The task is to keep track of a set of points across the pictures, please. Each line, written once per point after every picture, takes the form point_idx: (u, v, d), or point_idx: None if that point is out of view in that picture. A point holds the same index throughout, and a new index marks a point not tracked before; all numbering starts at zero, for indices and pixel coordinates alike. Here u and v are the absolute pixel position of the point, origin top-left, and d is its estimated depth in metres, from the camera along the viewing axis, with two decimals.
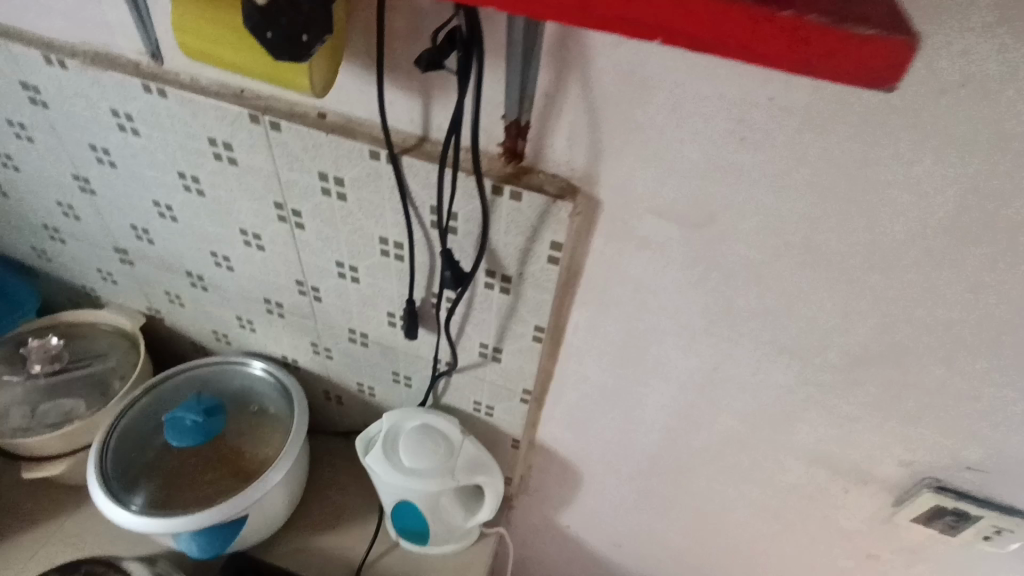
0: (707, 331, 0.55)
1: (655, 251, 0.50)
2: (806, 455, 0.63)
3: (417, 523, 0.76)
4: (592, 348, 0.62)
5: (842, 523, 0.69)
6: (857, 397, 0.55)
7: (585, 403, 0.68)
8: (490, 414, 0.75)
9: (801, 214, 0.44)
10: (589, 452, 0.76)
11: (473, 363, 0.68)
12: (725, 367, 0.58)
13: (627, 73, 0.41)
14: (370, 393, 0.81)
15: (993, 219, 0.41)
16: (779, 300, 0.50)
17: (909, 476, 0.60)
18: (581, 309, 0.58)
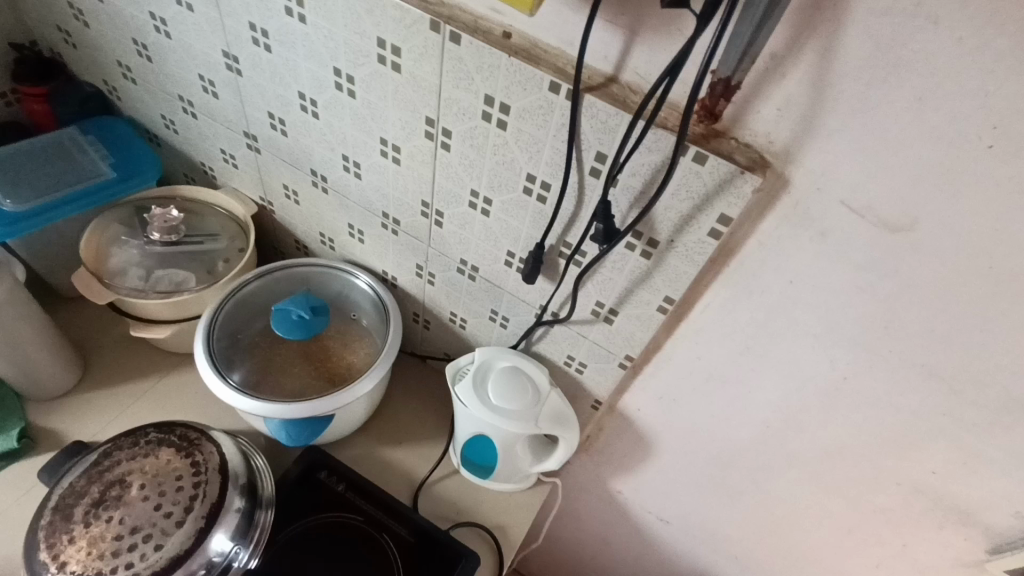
0: (853, 338, 0.52)
1: (829, 247, 0.47)
2: (909, 484, 0.61)
3: (488, 458, 0.77)
4: (715, 332, 0.59)
5: (918, 557, 0.67)
6: (990, 437, 0.52)
7: (685, 382, 0.67)
8: (580, 371, 0.74)
9: (1017, 238, 0.41)
10: (669, 428, 0.75)
11: (582, 319, 0.67)
12: (857, 379, 0.55)
13: (881, 49, 0.37)
14: (461, 326, 0.81)
15: None
16: (947, 324, 0.47)
17: (1017, 527, 0.57)
18: (719, 290, 0.56)
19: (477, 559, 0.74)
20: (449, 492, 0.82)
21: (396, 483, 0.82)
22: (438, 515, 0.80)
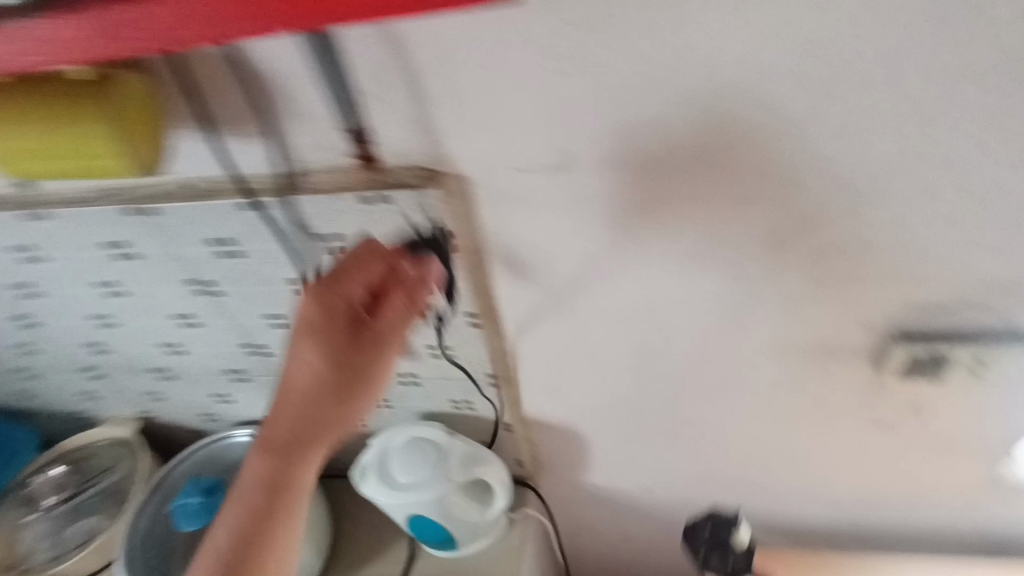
0: (619, 262, 0.55)
1: (536, 206, 0.51)
2: (772, 349, 0.62)
3: (437, 530, 0.76)
4: (528, 315, 0.62)
5: (833, 403, 0.68)
6: (787, 280, 0.54)
7: (548, 366, 0.69)
8: (471, 408, 0.75)
9: (644, 123, 0.44)
10: (576, 411, 0.76)
11: (433, 365, 0.69)
12: (656, 292, 0.57)
13: (430, 48, 0.42)
14: (360, 425, 0.82)
15: (818, 65, 0.40)
16: (666, 215, 0.50)
17: (872, 337, 0.58)
18: (501, 283, 0.58)
19: None
20: None
21: None
22: None
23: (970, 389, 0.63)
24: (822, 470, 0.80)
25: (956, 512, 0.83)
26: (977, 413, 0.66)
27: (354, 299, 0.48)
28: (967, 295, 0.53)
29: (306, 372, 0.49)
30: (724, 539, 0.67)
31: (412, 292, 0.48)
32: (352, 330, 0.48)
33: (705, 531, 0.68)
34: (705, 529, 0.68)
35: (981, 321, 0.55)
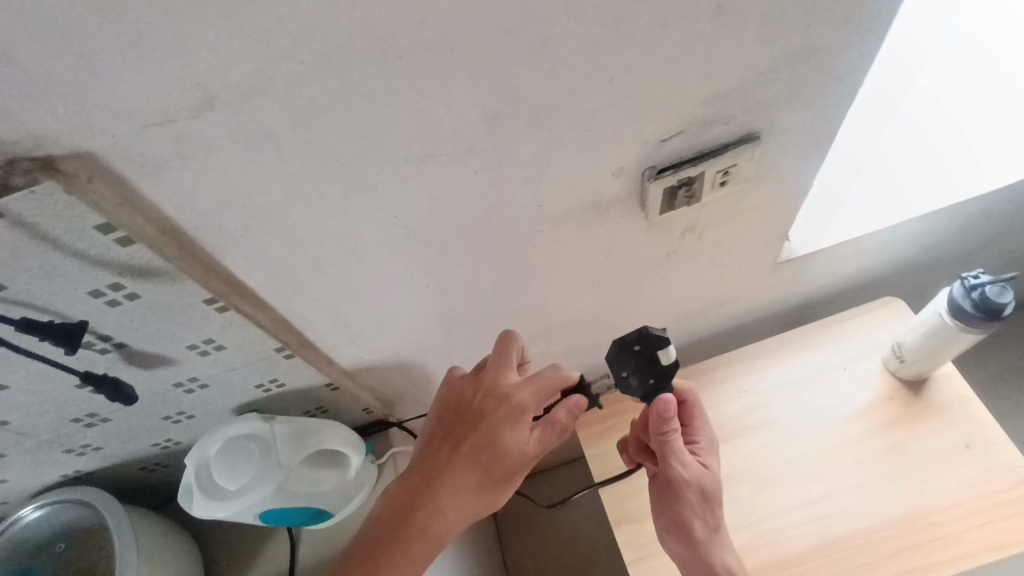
0: (344, 191, 0.47)
1: (205, 161, 0.41)
2: (548, 223, 0.60)
3: (296, 515, 0.74)
4: (281, 276, 0.54)
5: (626, 249, 0.69)
6: (528, 154, 0.50)
7: (338, 316, 0.62)
8: (282, 384, 0.69)
9: (268, 28, 0.35)
10: (394, 344, 0.71)
11: (208, 362, 0.60)
12: (403, 209, 0.51)
13: None
14: (176, 443, 0.73)
15: None
16: (362, 125, 0.42)
17: (631, 181, 0.57)
18: (228, 254, 0.50)
19: None
20: (321, 550, 0.80)
21: None
22: None
23: (736, 194, 0.65)
24: (644, 306, 0.83)
25: (756, 296, 0.93)
26: (750, 213, 0.70)
27: (517, 394, 0.65)
28: (698, 115, 0.52)
29: (466, 487, 0.63)
30: (653, 355, 0.62)
31: (542, 386, 0.66)
32: (500, 419, 0.64)
33: (637, 344, 0.63)
34: (630, 349, 0.63)
35: (717, 135, 0.55)
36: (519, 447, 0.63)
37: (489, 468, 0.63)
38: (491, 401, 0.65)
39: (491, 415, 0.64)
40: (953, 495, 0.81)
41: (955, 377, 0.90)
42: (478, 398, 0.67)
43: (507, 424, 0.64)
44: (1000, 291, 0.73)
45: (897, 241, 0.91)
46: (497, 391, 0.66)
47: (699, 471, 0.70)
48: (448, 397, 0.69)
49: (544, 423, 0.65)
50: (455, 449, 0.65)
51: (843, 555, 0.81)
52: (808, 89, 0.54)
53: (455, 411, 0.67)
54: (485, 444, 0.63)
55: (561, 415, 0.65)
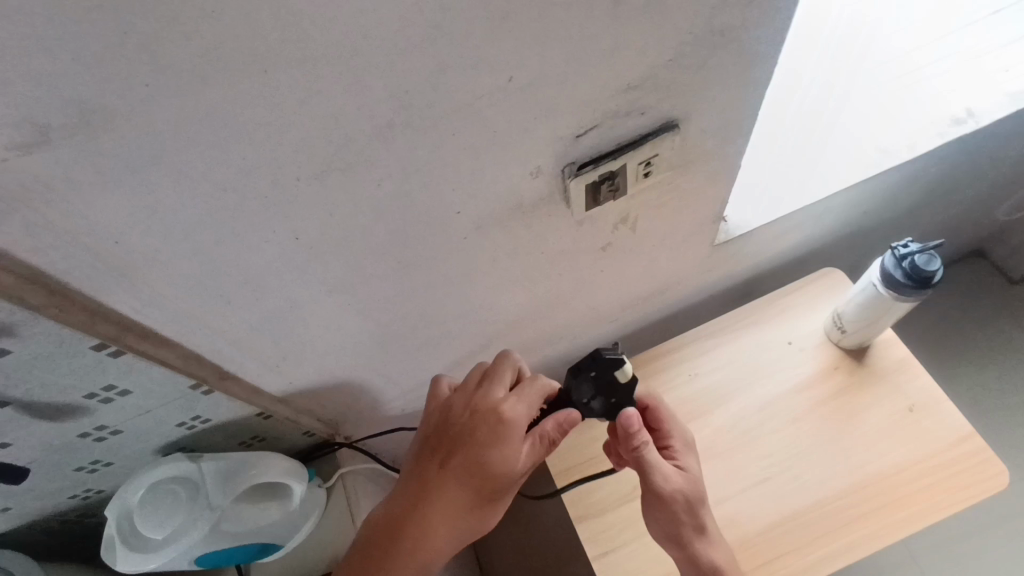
0: (233, 217, 0.43)
1: (59, 202, 0.37)
2: (470, 229, 0.57)
3: (236, 554, 0.70)
4: (180, 313, 0.50)
5: (559, 245, 0.66)
6: (435, 162, 0.47)
7: (256, 345, 0.58)
8: (205, 419, 0.64)
9: (94, 51, 0.30)
10: (324, 365, 0.68)
11: (115, 408, 0.56)
12: (306, 229, 0.47)
13: None
14: (98, 492, 0.68)
15: None
16: (238, 147, 0.38)
17: (551, 178, 0.55)
18: (112, 297, 0.45)
19: None
20: None
21: None
22: None
23: (664, 182, 0.63)
24: (586, 299, 0.81)
25: (700, 278, 0.93)
26: (682, 197, 0.68)
27: (505, 409, 0.63)
28: (611, 106, 0.49)
29: (454, 507, 0.63)
30: (610, 378, 0.65)
31: (530, 400, 0.65)
32: (487, 437, 0.62)
33: (593, 370, 0.65)
34: (586, 376, 0.65)
35: (635, 125, 0.53)
36: (507, 465, 0.62)
37: (479, 486, 0.63)
38: (478, 418, 0.64)
39: (478, 433, 0.63)
40: (903, 459, 0.83)
41: (896, 341, 0.91)
42: (465, 415, 0.65)
43: (494, 442, 0.62)
44: (929, 258, 0.73)
45: (833, 211, 0.91)
46: (483, 407, 0.64)
47: (682, 478, 0.70)
48: (438, 412, 0.67)
49: (533, 437, 0.64)
50: (442, 467, 0.64)
51: (802, 526, 0.81)
52: (722, 70, 0.52)
53: (444, 427, 0.66)
54: (472, 463, 0.62)
55: (550, 427, 0.65)
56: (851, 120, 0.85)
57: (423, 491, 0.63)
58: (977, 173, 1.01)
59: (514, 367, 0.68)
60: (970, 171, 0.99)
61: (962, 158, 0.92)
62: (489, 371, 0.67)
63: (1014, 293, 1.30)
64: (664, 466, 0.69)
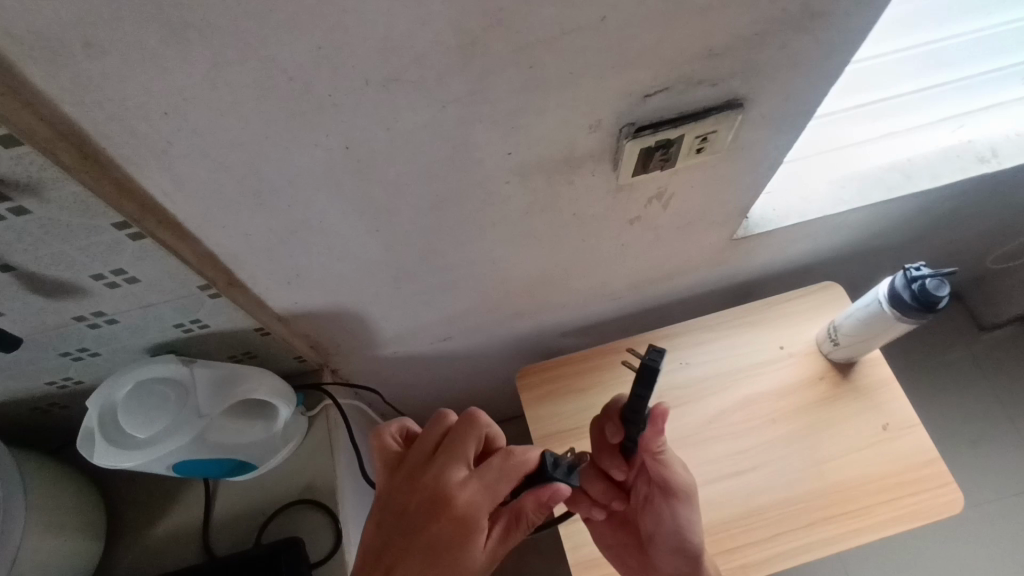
0: (290, 109, 0.41)
1: (119, 54, 0.34)
2: (514, 175, 0.55)
3: (213, 467, 0.69)
4: (207, 206, 0.47)
5: (590, 210, 0.65)
6: (504, 94, 0.45)
7: (273, 255, 0.56)
8: (204, 325, 0.62)
9: None
10: (333, 291, 0.66)
11: (118, 295, 0.53)
12: (357, 140, 0.45)
13: None
14: (77, 383, 0.65)
15: None
16: (318, 35, 0.36)
17: (607, 136, 0.54)
18: (144, 173, 0.42)
19: (297, 541, 0.69)
20: (241, 502, 0.75)
21: (186, 544, 0.73)
22: (244, 530, 0.74)
23: (707, 163, 0.63)
24: (598, 271, 0.81)
25: (707, 270, 0.93)
26: (717, 183, 0.68)
27: (467, 491, 0.55)
28: (687, 70, 0.48)
29: None
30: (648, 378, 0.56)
31: (495, 484, 0.56)
32: (455, 525, 0.54)
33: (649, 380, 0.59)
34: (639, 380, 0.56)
35: (702, 96, 0.52)
36: (471, 560, 0.54)
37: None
38: (433, 511, 0.54)
39: (441, 520, 0.54)
40: (868, 474, 0.86)
41: (880, 361, 0.94)
42: (423, 496, 0.55)
43: (456, 538, 0.53)
44: (939, 283, 0.75)
45: (846, 226, 0.92)
46: (440, 495, 0.55)
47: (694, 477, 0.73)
48: (387, 494, 0.58)
49: (506, 514, 0.58)
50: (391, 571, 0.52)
51: (762, 523, 0.84)
52: (799, 57, 0.51)
53: (392, 520, 0.55)
54: (428, 563, 0.52)
55: (529, 505, 0.58)
56: (891, 135, 0.85)
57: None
58: (980, 215, 1.04)
59: (478, 437, 0.59)
60: (975, 213, 1.02)
61: (974, 197, 0.95)
62: (446, 448, 0.58)
63: (982, 339, 1.35)
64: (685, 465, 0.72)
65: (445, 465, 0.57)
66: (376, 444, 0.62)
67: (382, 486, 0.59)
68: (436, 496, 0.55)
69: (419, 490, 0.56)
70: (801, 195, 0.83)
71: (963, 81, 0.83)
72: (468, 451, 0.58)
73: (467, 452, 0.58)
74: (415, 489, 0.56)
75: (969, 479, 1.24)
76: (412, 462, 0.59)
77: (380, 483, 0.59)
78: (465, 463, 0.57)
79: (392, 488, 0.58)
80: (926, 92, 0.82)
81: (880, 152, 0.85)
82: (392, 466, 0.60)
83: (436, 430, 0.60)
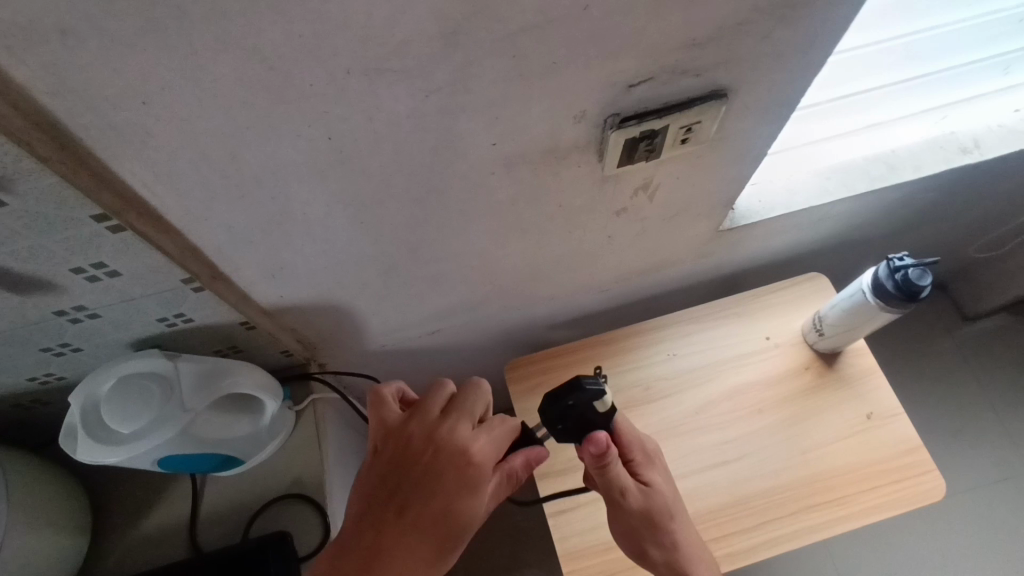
0: (272, 99, 0.40)
1: (94, 44, 0.33)
2: (499, 166, 0.55)
3: (199, 462, 0.68)
4: (189, 198, 0.47)
5: (576, 201, 0.65)
6: (488, 84, 0.45)
7: (257, 248, 0.56)
8: (188, 319, 0.62)
9: None
10: (319, 284, 0.65)
11: (99, 290, 0.53)
12: (340, 130, 0.45)
13: None
14: (59, 379, 0.65)
15: None
16: (298, 23, 0.36)
17: (592, 127, 0.54)
18: (123, 165, 0.42)
19: (284, 534, 0.69)
20: (229, 496, 0.75)
21: (173, 539, 0.73)
22: (231, 524, 0.73)
23: (692, 153, 0.63)
24: (586, 263, 0.81)
25: (694, 261, 0.94)
26: (702, 174, 0.68)
27: (476, 447, 0.56)
28: (670, 60, 0.48)
29: (421, 557, 0.51)
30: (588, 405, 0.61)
31: (501, 441, 0.58)
32: (463, 476, 0.54)
33: (570, 399, 0.60)
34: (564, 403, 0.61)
35: (685, 86, 0.52)
36: (477, 512, 0.54)
37: (445, 541, 0.52)
38: (445, 462, 0.54)
39: (450, 471, 0.54)
40: (852, 464, 0.87)
41: (864, 351, 0.95)
42: (430, 448, 0.55)
43: (466, 488, 0.54)
44: (922, 273, 0.76)
45: (830, 217, 0.93)
46: (452, 448, 0.55)
47: (642, 495, 0.69)
48: (391, 448, 0.57)
49: (499, 474, 0.58)
50: (401, 517, 0.52)
51: (747, 512, 0.85)
52: (781, 47, 0.51)
53: (396, 471, 0.55)
54: (439, 512, 0.52)
55: (518, 464, 0.60)
56: (875, 127, 0.85)
57: (384, 522, 0.52)
58: (962, 206, 1.05)
59: (483, 400, 0.60)
60: (957, 203, 1.03)
61: (955, 188, 0.96)
62: (456, 407, 0.58)
63: (966, 329, 1.36)
64: (627, 485, 0.68)
65: (453, 420, 0.57)
66: (375, 401, 0.61)
67: (381, 440, 0.58)
68: (446, 447, 0.55)
69: (427, 442, 0.56)
70: (784, 187, 0.84)
71: (951, 71, 0.82)
72: (476, 410, 0.59)
73: (475, 409, 0.59)
74: (423, 441, 0.56)
75: (951, 468, 1.26)
76: (417, 415, 0.58)
77: (379, 435, 0.59)
78: (472, 420, 0.58)
79: (394, 441, 0.57)
80: (913, 83, 0.82)
81: (864, 142, 0.86)
82: (390, 420, 0.60)
83: (441, 391, 0.60)
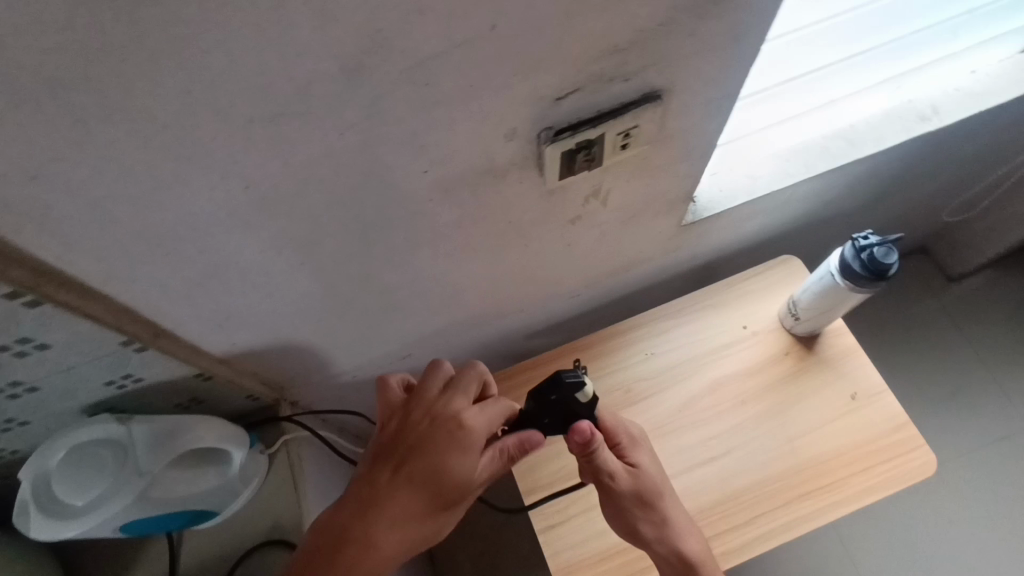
0: (174, 157, 0.39)
1: None
2: (437, 192, 0.53)
3: (170, 521, 0.67)
4: (109, 263, 0.45)
5: (527, 215, 0.63)
6: (405, 115, 0.43)
7: (196, 301, 0.54)
8: (138, 378, 0.60)
9: None
10: (272, 327, 0.63)
11: (33, 363, 0.51)
12: (257, 177, 0.43)
13: None
14: (13, 452, 0.63)
15: None
16: (183, 78, 0.34)
17: (526, 143, 0.52)
18: (29, 239, 0.40)
19: None
20: (207, 548, 0.73)
21: None
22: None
23: (639, 155, 0.61)
24: (551, 272, 0.80)
25: (663, 257, 0.92)
26: (654, 173, 0.66)
27: (467, 416, 0.60)
28: (595, 68, 0.46)
29: (415, 512, 0.57)
30: (570, 399, 0.60)
31: (493, 416, 0.61)
32: (454, 443, 0.58)
33: (553, 394, 0.60)
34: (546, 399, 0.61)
35: (617, 91, 0.50)
36: (468, 476, 0.58)
37: (438, 497, 0.57)
38: (437, 427, 0.59)
39: (441, 437, 0.58)
40: (841, 448, 0.86)
41: (844, 331, 0.93)
42: (428, 415, 0.60)
43: (457, 453, 0.58)
44: (888, 252, 0.74)
45: (796, 199, 0.92)
46: (444, 418, 0.59)
47: (631, 478, 0.68)
48: (394, 418, 0.62)
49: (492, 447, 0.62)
50: (398, 473, 0.58)
51: (739, 506, 0.84)
52: (711, 41, 0.50)
53: (397, 437, 0.61)
54: (431, 469, 0.57)
55: (512, 443, 0.62)
56: (830, 104, 0.84)
57: (385, 482, 0.58)
58: (930, 172, 1.03)
59: (477, 377, 0.64)
60: (925, 170, 1.01)
61: (920, 156, 0.94)
62: (453, 384, 0.62)
63: (950, 292, 1.35)
64: (615, 467, 0.67)
65: (449, 392, 0.62)
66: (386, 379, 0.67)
67: (389, 413, 0.64)
68: (439, 417, 0.60)
69: (424, 412, 0.61)
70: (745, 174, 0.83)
71: (901, 41, 0.81)
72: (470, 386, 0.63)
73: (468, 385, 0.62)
74: (422, 410, 0.61)
75: (946, 433, 1.25)
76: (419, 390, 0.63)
77: (387, 408, 0.64)
78: (465, 395, 0.62)
79: (399, 412, 0.63)
80: (862, 56, 0.80)
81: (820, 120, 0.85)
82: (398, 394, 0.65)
83: (440, 369, 0.64)
